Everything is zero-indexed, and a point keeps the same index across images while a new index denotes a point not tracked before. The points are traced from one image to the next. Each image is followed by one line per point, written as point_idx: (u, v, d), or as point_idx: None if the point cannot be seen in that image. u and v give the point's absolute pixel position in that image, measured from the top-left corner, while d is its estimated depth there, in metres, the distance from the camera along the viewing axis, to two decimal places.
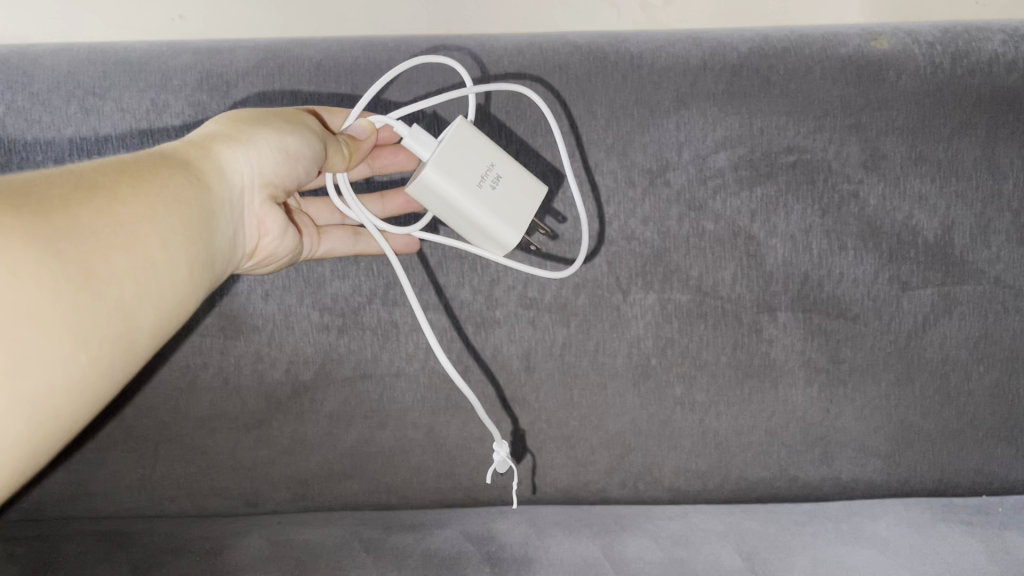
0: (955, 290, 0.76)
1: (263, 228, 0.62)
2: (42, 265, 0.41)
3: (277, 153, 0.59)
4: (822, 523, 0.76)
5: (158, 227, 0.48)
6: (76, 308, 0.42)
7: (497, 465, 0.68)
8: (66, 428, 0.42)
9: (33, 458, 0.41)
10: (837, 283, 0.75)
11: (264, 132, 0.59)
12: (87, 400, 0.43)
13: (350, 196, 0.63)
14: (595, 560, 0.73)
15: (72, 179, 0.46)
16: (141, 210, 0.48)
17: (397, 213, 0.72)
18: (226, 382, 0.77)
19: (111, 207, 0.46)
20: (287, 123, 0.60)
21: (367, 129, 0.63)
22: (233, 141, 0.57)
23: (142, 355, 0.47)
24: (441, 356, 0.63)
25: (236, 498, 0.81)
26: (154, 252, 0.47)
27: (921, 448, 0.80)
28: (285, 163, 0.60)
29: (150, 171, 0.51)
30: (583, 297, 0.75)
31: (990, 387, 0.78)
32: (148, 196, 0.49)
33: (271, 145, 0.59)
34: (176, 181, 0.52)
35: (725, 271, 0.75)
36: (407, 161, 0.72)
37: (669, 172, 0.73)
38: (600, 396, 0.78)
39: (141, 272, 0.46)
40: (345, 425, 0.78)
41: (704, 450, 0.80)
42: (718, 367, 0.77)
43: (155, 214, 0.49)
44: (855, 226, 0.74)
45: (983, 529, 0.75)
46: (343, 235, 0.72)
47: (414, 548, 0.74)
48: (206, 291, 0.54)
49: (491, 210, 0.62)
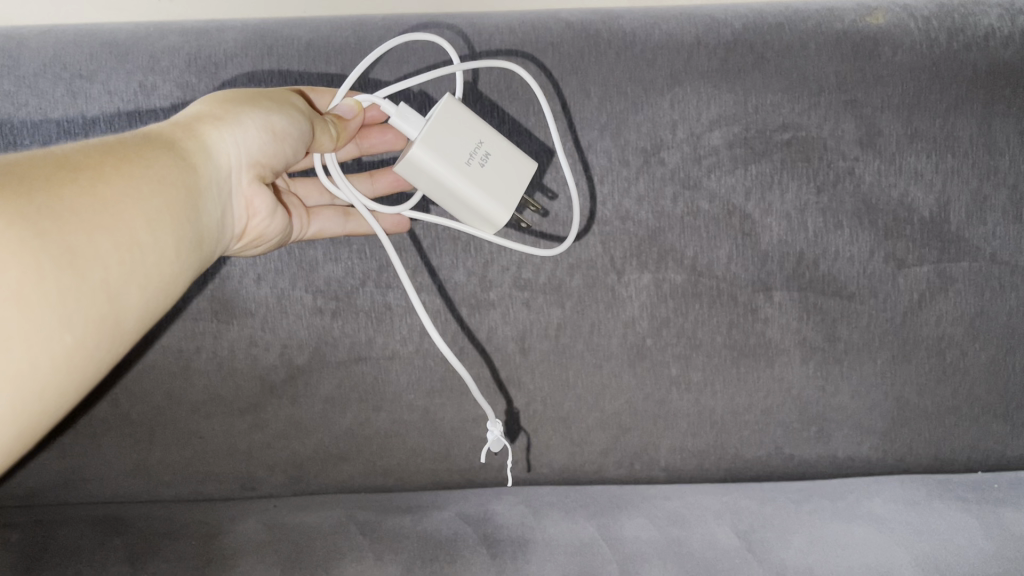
0: (950, 267, 0.75)
1: (252, 209, 0.61)
2: (25, 245, 0.40)
3: (263, 132, 0.58)
4: (818, 500, 0.76)
5: (144, 207, 0.48)
6: (60, 287, 0.41)
7: (491, 444, 0.68)
8: (56, 406, 0.42)
9: (22, 439, 0.41)
10: (832, 262, 0.75)
11: (250, 112, 0.58)
12: (75, 381, 0.43)
13: (338, 176, 0.63)
14: (591, 540, 0.73)
15: (55, 159, 0.46)
16: (126, 189, 0.47)
17: (387, 191, 0.72)
18: (220, 366, 0.76)
19: (96, 186, 0.46)
20: (274, 103, 0.59)
21: (354, 108, 0.63)
22: (219, 121, 0.56)
23: (130, 333, 0.47)
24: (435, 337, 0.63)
25: (231, 481, 0.81)
26: (140, 231, 0.47)
27: (917, 425, 0.80)
28: (272, 143, 0.59)
29: (135, 151, 0.50)
30: (577, 278, 0.75)
31: (986, 364, 0.78)
32: (133, 175, 0.48)
33: (257, 125, 0.58)
34: (162, 160, 0.51)
35: (721, 250, 0.75)
36: (395, 140, 0.71)
37: (663, 151, 0.73)
38: (596, 376, 0.78)
39: (127, 251, 0.46)
40: (340, 408, 0.78)
41: (700, 430, 0.80)
42: (714, 347, 0.77)
43: (141, 193, 0.48)
44: (850, 204, 0.74)
45: (978, 506, 0.75)
46: (333, 215, 0.71)
47: (411, 530, 0.74)
48: (196, 271, 0.54)
49: (479, 189, 0.61)
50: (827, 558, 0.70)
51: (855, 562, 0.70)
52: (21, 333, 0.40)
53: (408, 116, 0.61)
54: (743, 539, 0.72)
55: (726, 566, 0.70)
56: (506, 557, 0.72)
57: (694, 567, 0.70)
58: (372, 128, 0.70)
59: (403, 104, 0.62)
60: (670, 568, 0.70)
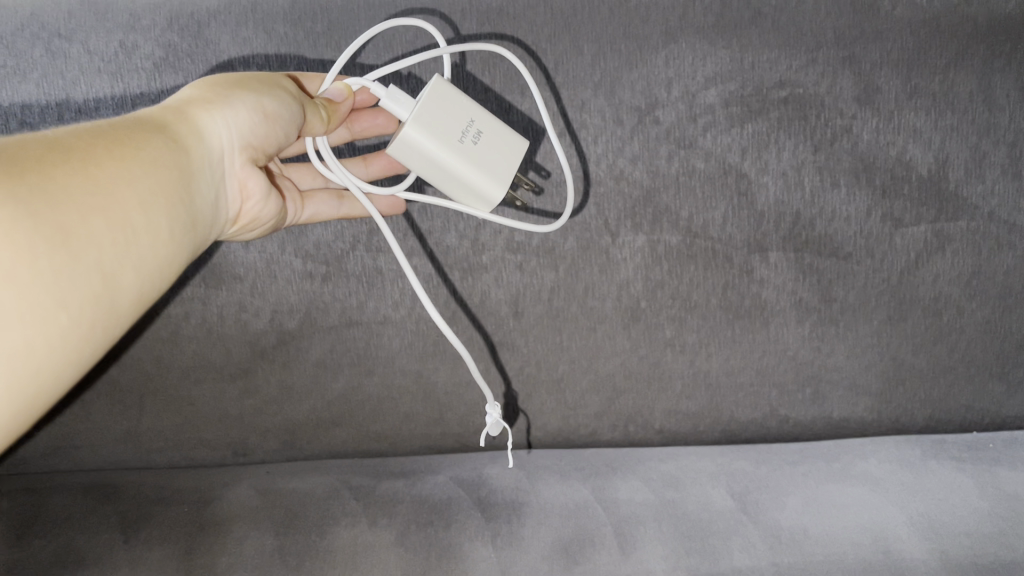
0: (948, 226, 0.75)
1: (245, 192, 0.59)
2: (18, 225, 0.39)
3: (255, 114, 0.56)
4: (813, 462, 0.76)
5: (137, 189, 0.46)
6: (53, 270, 0.40)
7: (490, 428, 0.65)
8: (50, 390, 0.41)
9: (16, 424, 0.40)
10: (828, 222, 0.74)
11: (241, 94, 0.56)
12: (70, 362, 0.42)
13: (332, 160, 0.61)
14: (585, 503, 0.72)
15: (45, 140, 0.44)
16: (119, 169, 0.46)
17: (381, 174, 0.70)
18: (210, 332, 0.76)
19: (88, 166, 0.44)
20: (264, 84, 0.57)
21: (344, 91, 0.61)
22: (210, 103, 0.55)
23: (124, 317, 0.45)
24: (432, 312, 0.59)
25: (223, 447, 0.80)
26: (134, 212, 0.46)
27: (913, 386, 0.80)
28: (264, 125, 0.57)
29: (126, 133, 0.49)
30: (571, 241, 0.74)
31: (983, 324, 0.78)
32: (125, 157, 0.47)
33: (248, 105, 0.56)
34: (153, 141, 0.50)
35: (716, 211, 0.73)
36: (388, 123, 0.69)
37: (658, 110, 0.71)
38: (590, 339, 0.77)
39: (120, 234, 0.44)
40: (332, 374, 0.77)
41: (695, 391, 0.80)
42: (709, 309, 0.76)
43: (133, 176, 0.47)
44: (847, 162, 0.73)
45: (973, 465, 0.75)
46: (327, 198, 0.69)
47: (405, 495, 0.74)
48: (189, 256, 0.52)
49: (475, 167, 0.60)
50: (822, 518, 0.70)
51: (850, 522, 0.70)
52: (16, 315, 0.38)
53: (397, 98, 0.60)
54: (738, 501, 0.72)
55: (721, 527, 0.70)
56: (500, 521, 0.71)
57: (689, 528, 0.70)
58: (364, 111, 0.68)
59: (393, 86, 0.60)
60: (665, 529, 0.70)
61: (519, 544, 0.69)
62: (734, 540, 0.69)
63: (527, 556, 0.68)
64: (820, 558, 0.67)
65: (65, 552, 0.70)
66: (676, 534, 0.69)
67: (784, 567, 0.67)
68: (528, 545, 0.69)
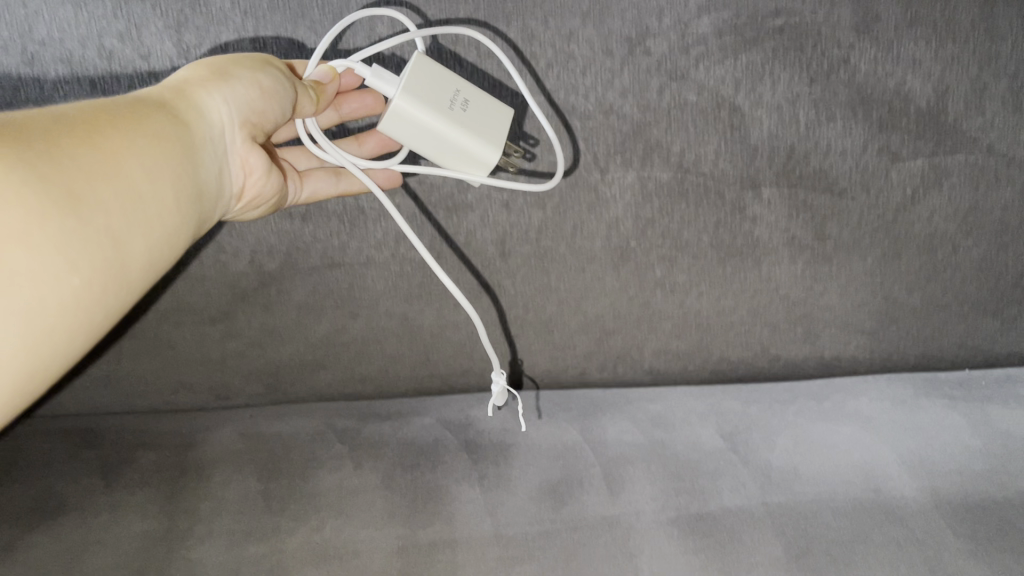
0: (945, 160, 0.72)
1: (247, 168, 0.58)
2: (29, 190, 0.40)
3: (253, 89, 0.54)
4: (804, 401, 0.75)
5: (141, 160, 0.47)
6: (64, 233, 0.41)
7: (497, 397, 0.66)
8: (62, 353, 0.42)
9: (32, 384, 0.41)
10: (824, 156, 0.71)
11: (239, 69, 0.55)
12: (83, 326, 0.43)
13: (325, 141, 0.59)
14: (573, 444, 0.72)
15: (52, 116, 0.45)
16: (128, 141, 0.47)
17: (376, 151, 0.67)
18: (186, 275, 0.72)
19: (92, 136, 0.45)
20: (259, 62, 0.55)
21: (329, 73, 0.57)
22: (209, 80, 0.54)
23: (133, 284, 0.46)
24: (443, 277, 0.62)
25: (206, 391, 0.79)
26: (143, 185, 0.47)
27: (905, 323, 0.79)
28: (263, 101, 0.55)
29: (130, 109, 0.49)
30: (559, 177, 0.71)
31: (978, 261, 0.76)
32: (128, 132, 0.47)
33: (245, 81, 0.54)
34: (157, 115, 0.50)
35: (709, 146, 0.70)
36: (375, 103, 0.66)
37: (649, 40, 0.66)
38: (579, 279, 0.76)
39: (127, 204, 0.45)
40: (315, 315, 0.75)
41: (685, 331, 0.79)
42: (701, 248, 0.75)
43: (137, 149, 0.47)
44: (844, 95, 0.68)
45: (966, 404, 0.74)
46: (325, 174, 0.66)
47: (391, 438, 0.73)
48: (194, 229, 0.53)
49: (470, 127, 0.58)
50: (813, 458, 0.69)
51: (841, 462, 0.69)
52: (29, 278, 0.39)
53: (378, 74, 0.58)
54: (728, 441, 0.71)
55: (711, 468, 0.69)
56: (487, 464, 0.70)
57: (678, 468, 0.69)
58: (351, 91, 0.65)
59: (375, 65, 0.58)
60: (653, 470, 0.69)
61: (506, 485, 0.68)
62: (724, 480, 0.67)
63: (513, 497, 0.67)
64: (810, 496, 0.66)
65: (45, 500, 0.68)
66: (665, 474, 0.68)
67: (775, 505, 0.65)
68: (516, 486, 0.68)
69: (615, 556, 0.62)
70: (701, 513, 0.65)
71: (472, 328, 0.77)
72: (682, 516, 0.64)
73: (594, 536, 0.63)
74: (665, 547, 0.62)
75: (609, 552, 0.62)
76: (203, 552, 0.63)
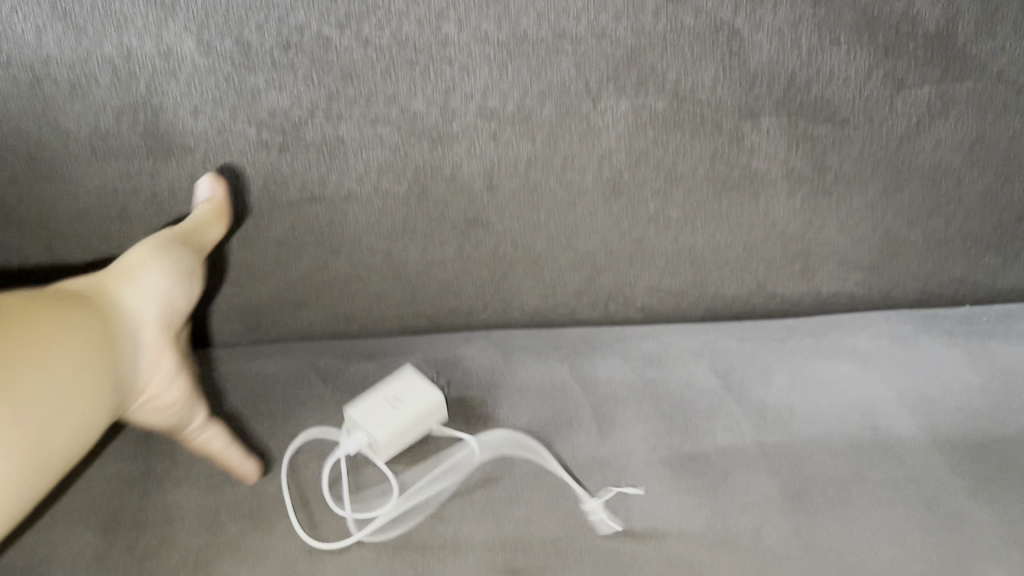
0: (953, 88, 0.68)
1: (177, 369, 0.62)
2: None
3: (161, 283, 0.61)
4: (801, 338, 0.73)
5: (72, 356, 0.53)
6: None
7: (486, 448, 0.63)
8: None
9: None
10: (826, 84, 0.68)
11: (148, 256, 0.61)
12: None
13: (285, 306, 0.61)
14: (563, 383, 0.70)
15: None
16: (64, 300, 0.56)
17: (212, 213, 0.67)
18: (159, 206, 0.69)
19: (15, 330, 0.51)
20: (155, 246, 0.62)
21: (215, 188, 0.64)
22: (132, 268, 0.60)
23: (51, 475, 0.51)
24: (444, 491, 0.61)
25: (184, 330, 0.76)
26: (90, 320, 0.55)
27: (905, 259, 0.77)
28: (168, 286, 0.61)
29: (29, 310, 0.53)
30: (549, 107, 0.67)
31: (984, 194, 0.74)
32: (39, 339, 0.52)
33: (147, 271, 0.60)
34: (69, 318, 0.54)
35: (706, 73, 0.66)
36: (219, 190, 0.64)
37: None
38: (569, 214, 0.73)
39: (52, 411, 0.51)
40: (294, 253, 0.72)
41: (679, 268, 0.76)
42: (695, 181, 0.72)
43: (54, 350, 0.52)
44: (849, 18, 0.65)
45: (966, 341, 0.73)
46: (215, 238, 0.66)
47: (376, 378, 0.71)
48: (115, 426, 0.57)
49: (403, 426, 0.62)
50: (809, 395, 0.68)
51: (837, 400, 0.67)
52: None
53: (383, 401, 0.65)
54: (722, 379, 0.69)
55: (704, 406, 0.67)
56: (475, 404, 0.68)
57: (671, 406, 0.67)
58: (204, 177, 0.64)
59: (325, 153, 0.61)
60: (645, 409, 0.67)
61: (495, 424, 0.66)
62: (717, 418, 0.66)
63: (502, 436, 0.65)
64: (806, 435, 0.64)
65: None
66: (657, 411, 0.66)
67: (770, 444, 0.63)
68: (504, 425, 0.66)
69: (605, 495, 0.60)
70: (694, 453, 0.63)
71: (458, 266, 0.74)
72: (674, 455, 0.63)
73: (583, 477, 0.61)
74: (657, 488, 0.60)
75: (598, 492, 0.60)
76: (179, 494, 0.60)
